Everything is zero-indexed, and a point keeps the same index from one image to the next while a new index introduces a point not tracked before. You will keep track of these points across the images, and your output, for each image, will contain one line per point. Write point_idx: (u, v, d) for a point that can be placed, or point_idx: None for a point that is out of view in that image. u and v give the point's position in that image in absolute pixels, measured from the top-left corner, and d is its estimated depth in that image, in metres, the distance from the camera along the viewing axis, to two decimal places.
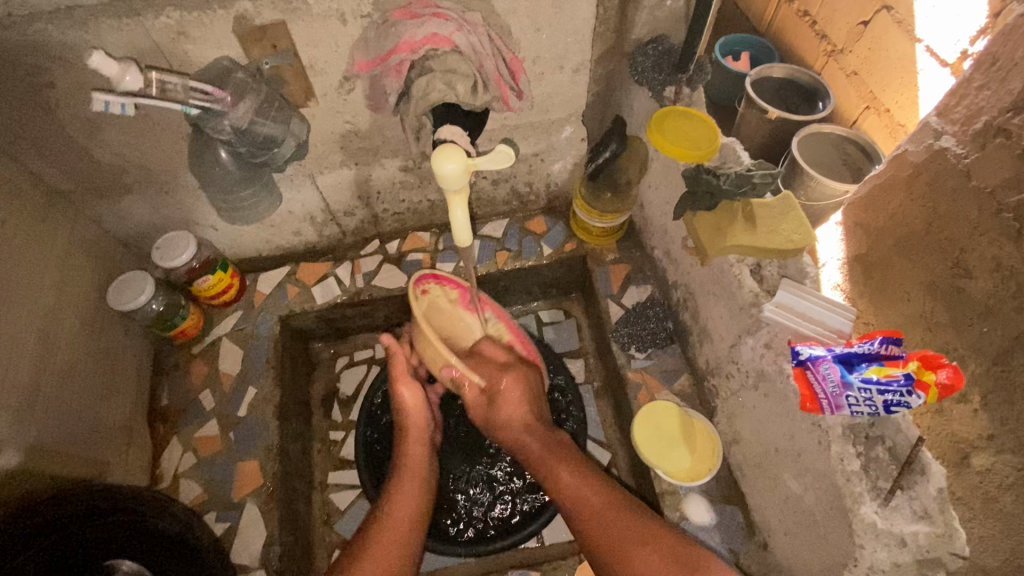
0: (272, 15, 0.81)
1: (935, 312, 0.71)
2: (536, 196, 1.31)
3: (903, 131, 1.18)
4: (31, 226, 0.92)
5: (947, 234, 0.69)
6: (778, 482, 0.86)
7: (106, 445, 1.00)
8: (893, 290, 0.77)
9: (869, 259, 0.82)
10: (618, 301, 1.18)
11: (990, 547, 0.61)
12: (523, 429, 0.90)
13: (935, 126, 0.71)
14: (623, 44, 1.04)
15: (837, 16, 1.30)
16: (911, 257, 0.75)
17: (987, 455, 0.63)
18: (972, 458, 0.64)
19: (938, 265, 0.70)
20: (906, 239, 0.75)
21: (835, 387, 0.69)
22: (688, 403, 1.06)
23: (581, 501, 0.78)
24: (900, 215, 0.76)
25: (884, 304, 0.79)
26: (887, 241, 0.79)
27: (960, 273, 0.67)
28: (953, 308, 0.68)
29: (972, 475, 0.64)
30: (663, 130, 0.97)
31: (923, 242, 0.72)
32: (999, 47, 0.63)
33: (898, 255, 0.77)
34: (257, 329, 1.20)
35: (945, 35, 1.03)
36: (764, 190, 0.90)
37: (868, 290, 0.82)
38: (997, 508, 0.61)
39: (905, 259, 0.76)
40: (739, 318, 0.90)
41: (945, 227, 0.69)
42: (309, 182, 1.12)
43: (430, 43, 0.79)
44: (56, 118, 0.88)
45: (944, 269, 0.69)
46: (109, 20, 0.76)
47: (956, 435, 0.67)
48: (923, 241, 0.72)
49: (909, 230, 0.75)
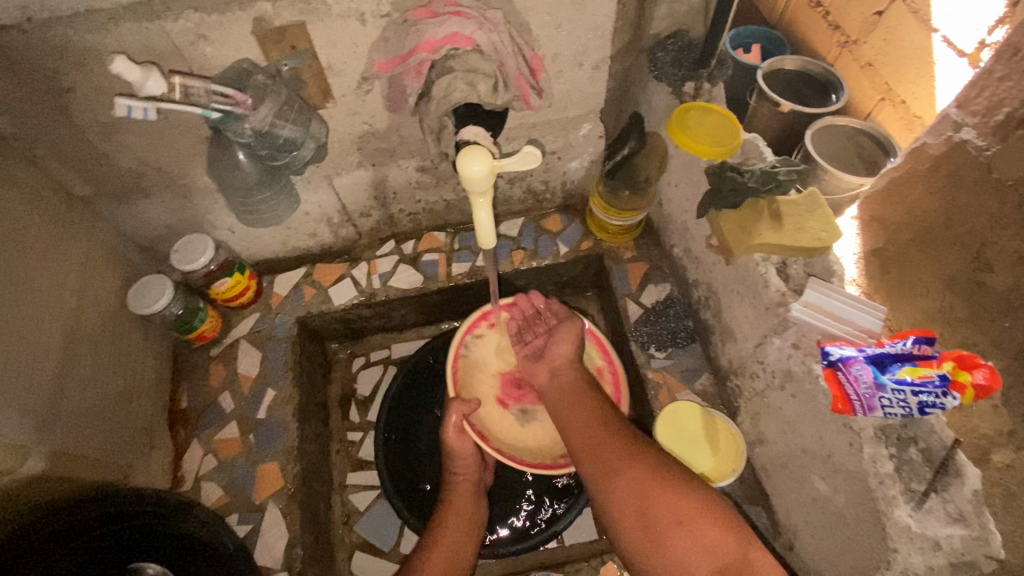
0: (290, 16, 0.80)
1: (956, 306, 0.70)
2: (552, 194, 1.30)
3: (920, 122, 1.16)
4: (51, 231, 0.92)
5: (966, 228, 0.68)
6: (805, 482, 0.85)
7: (129, 448, 1.01)
8: (911, 284, 0.76)
9: (886, 255, 0.80)
10: (637, 300, 1.17)
11: None
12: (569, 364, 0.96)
13: (955, 118, 0.69)
14: (642, 40, 1.03)
15: (851, 5, 1.28)
16: (930, 251, 0.73)
17: (1008, 451, 0.63)
18: (993, 454, 0.64)
19: (958, 260, 0.69)
20: (925, 234, 0.74)
21: (868, 389, 0.68)
22: (710, 403, 1.05)
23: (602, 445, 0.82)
24: (918, 209, 0.75)
25: (902, 299, 0.78)
26: (905, 235, 0.77)
27: (981, 268, 0.66)
28: (973, 303, 0.68)
29: (993, 472, 0.64)
30: (683, 126, 0.95)
31: (943, 236, 0.71)
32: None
33: (916, 249, 0.75)
34: (275, 331, 1.20)
35: (964, 25, 1.02)
36: (789, 186, 0.89)
37: (885, 286, 0.80)
38: (1018, 505, 0.61)
39: (925, 253, 0.74)
40: (765, 318, 0.89)
41: (965, 220, 0.68)
42: (326, 183, 1.12)
43: (451, 43, 0.78)
44: (74, 121, 0.87)
45: (965, 263, 0.68)
46: (128, 24, 0.76)
47: (976, 432, 0.66)
48: (942, 235, 0.71)
49: (927, 225, 0.74)
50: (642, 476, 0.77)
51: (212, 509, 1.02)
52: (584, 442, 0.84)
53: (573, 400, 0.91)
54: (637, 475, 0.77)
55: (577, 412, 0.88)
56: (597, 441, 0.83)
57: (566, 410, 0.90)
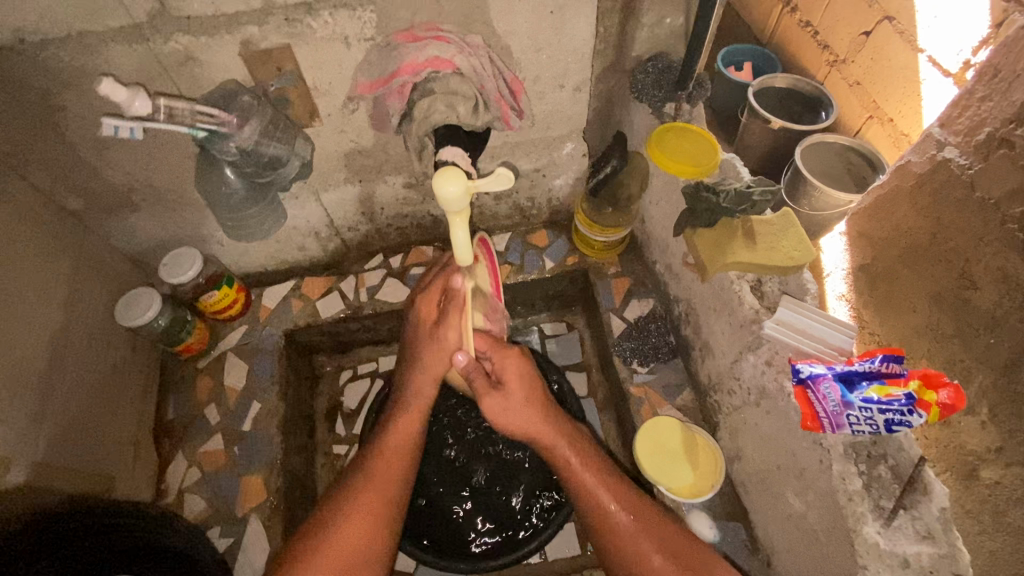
0: (277, 39, 0.83)
1: (942, 324, 0.72)
2: (538, 210, 1.32)
3: (907, 139, 1.27)
4: (39, 246, 0.93)
5: (951, 245, 0.71)
6: (781, 499, 0.85)
7: (113, 461, 1.01)
8: (899, 301, 0.79)
9: (874, 270, 0.85)
10: (620, 315, 1.18)
11: (997, 561, 0.64)
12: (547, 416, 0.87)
13: (938, 137, 0.73)
14: (623, 61, 1.05)
15: (839, 26, 1.39)
16: (917, 267, 0.76)
17: (996, 468, 0.65)
18: (981, 470, 0.67)
19: (943, 276, 0.72)
20: (912, 250, 0.77)
21: (835, 406, 0.69)
22: (691, 419, 1.06)
23: (603, 513, 0.81)
24: (904, 226, 0.78)
25: (891, 314, 0.81)
26: (892, 251, 0.81)
27: (965, 285, 0.69)
28: (958, 319, 0.70)
29: (983, 488, 0.67)
30: (663, 146, 0.98)
31: (928, 252, 0.74)
32: (1001, 58, 0.65)
33: (902, 265, 0.79)
34: (262, 343, 1.21)
35: (948, 45, 1.11)
36: (763, 207, 0.91)
37: (873, 301, 0.85)
38: (1007, 522, 0.63)
39: (911, 269, 0.77)
40: (740, 335, 0.90)
41: (949, 238, 0.71)
42: (314, 199, 1.14)
43: (432, 66, 0.80)
44: (65, 138, 0.90)
45: (949, 280, 0.71)
46: (118, 46, 0.78)
47: (964, 448, 0.69)
48: (929, 252, 0.74)
49: (914, 241, 0.77)
50: (639, 536, 0.79)
51: (193, 522, 1.02)
52: (592, 511, 0.82)
53: (530, 416, 0.86)
54: (622, 524, 0.80)
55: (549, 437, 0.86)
56: (598, 507, 0.82)
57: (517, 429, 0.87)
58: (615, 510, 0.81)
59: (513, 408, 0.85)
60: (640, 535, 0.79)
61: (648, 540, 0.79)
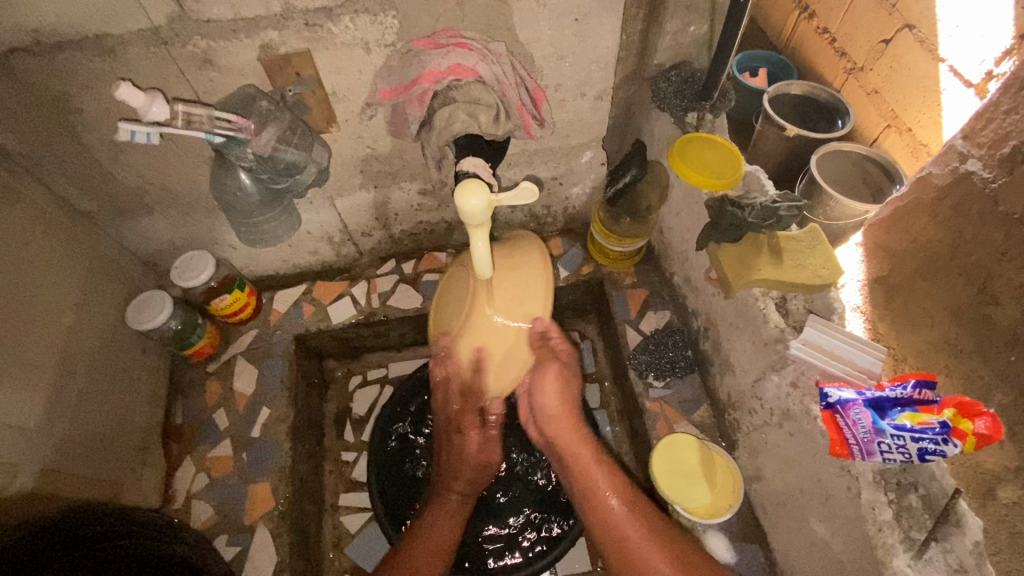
0: (297, 44, 0.81)
1: (960, 339, 0.70)
2: (553, 218, 1.30)
3: (926, 150, 1.24)
4: (53, 248, 0.92)
5: (973, 259, 0.68)
6: (804, 524, 0.83)
7: (121, 466, 1.00)
8: (916, 313, 0.77)
9: (889, 283, 0.82)
10: (636, 327, 1.16)
11: None
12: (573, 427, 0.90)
13: (961, 150, 0.71)
14: (645, 70, 1.03)
15: (858, 34, 1.36)
16: (935, 281, 0.74)
17: (1013, 487, 0.64)
18: (998, 490, 0.66)
19: (964, 291, 0.70)
20: (930, 263, 0.75)
21: (866, 433, 0.67)
22: (708, 436, 1.04)
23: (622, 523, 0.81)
24: (923, 238, 0.76)
25: (906, 328, 0.79)
26: (909, 264, 0.78)
27: (987, 300, 0.67)
28: (977, 335, 0.68)
29: (998, 508, 0.65)
30: (684, 156, 0.96)
31: (948, 266, 0.72)
32: None
33: (919, 279, 0.76)
34: (273, 348, 1.20)
35: (971, 56, 1.08)
36: (789, 222, 0.88)
37: (889, 313, 0.82)
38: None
39: (929, 283, 0.75)
40: (764, 354, 0.87)
41: (971, 252, 0.69)
42: (328, 204, 1.12)
43: (453, 74, 0.78)
44: (80, 140, 0.89)
45: (970, 294, 0.69)
46: (137, 49, 0.77)
47: (980, 466, 0.68)
48: (948, 266, 0.72)
49: (932, 254, 0.75)
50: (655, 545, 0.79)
51: (200, 530, 1.01)
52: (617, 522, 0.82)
53: (563, 417, 0.89)
54: (637, 534, 0.80)
55: (576, 436, 0.90)
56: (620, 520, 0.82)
57: (548, 425, 0.90)
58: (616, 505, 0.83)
59: (549, 401, 0.87)
60: (652, 547, 0.78)
61: (658, 551, 0.78)
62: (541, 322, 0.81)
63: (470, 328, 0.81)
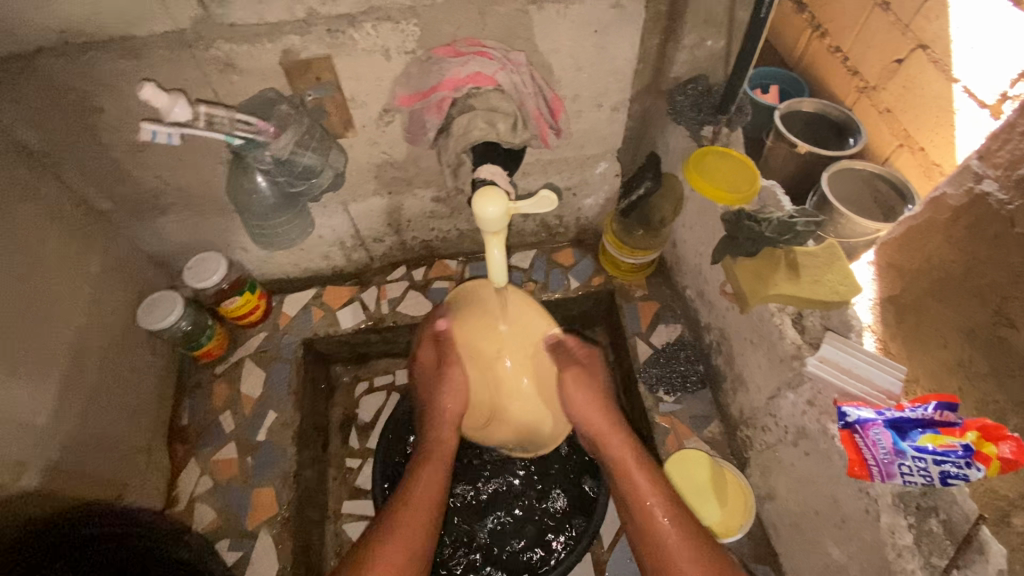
0: (318, 49, 0.82)
1: (974, 360, 0.70)
2: (565, 228, 1.29)
3: (939, 170, 1.24)
4: (69, 245, 0.93)
5: (987, 281, 0.67)
6: (819, 546, 0.81)
7: (127, 466, 0.99)
8: (928, 333, 0.76)
9: (902, 302, 0.80)
10: (646, 340, 1.15)
11: None
12: (613, 427, 0.88)
13: (977, 170, 0.69)
14: (661, 82, 1.03)
15: (871, 53, 1.36)
16: (948, 301, 0.73)
17: None
18: (1013, 517, 0.63)
19: (979, 312, 0.69)
20: (943, 283, 0.74)
21: (886, 455, 0.65)
22: (719, 453, 1.02)
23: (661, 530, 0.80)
24: (936, 257, 0.74)
25: (918, 347, 0.78)
26: (922, 284, 0.77)
27: (1002, 322, 0.66)
28: (993, 358, 0.67)
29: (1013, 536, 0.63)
30: (700, 169, 0.95)
31: (961, 286, 0.71)
32: None
33: (933, 299, 0.75)
34: (281, 352, 1.20)
35: (984, 77, 1.08)
36: (807, 237, 0.87)
37: (900, 332, 0.80)
38: None
39: (942, 303, 0.74)
40: (780, 370, 0.86)
41: (986, 272, 0.68)
42: (342, 209, 1.13)
43: (473, 82, 0.79)
44: (100, 140, 0.89)
45: (984, 316, 0.68)
46: (161, 51, 0.78)
47: (995, 492, 0.66)
48: (961, 286, 0.71)
49: (945, 274, 0.73)
50: (688, 554, 0.77)
51: (203, 533, 1.00)
52: (656, 520, 0.80)
53: (597, 416, 0.88)
54: (676, 543, 0.78)
55: (618, 443, 0.88)
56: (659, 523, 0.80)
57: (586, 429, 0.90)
58: (670, 526, 0.79)
59: (579, 408, 0.89)
60: (688, 557, 0.77)
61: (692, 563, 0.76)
62: (553, 335, 0.90)
63: (505, 378, 0.89)
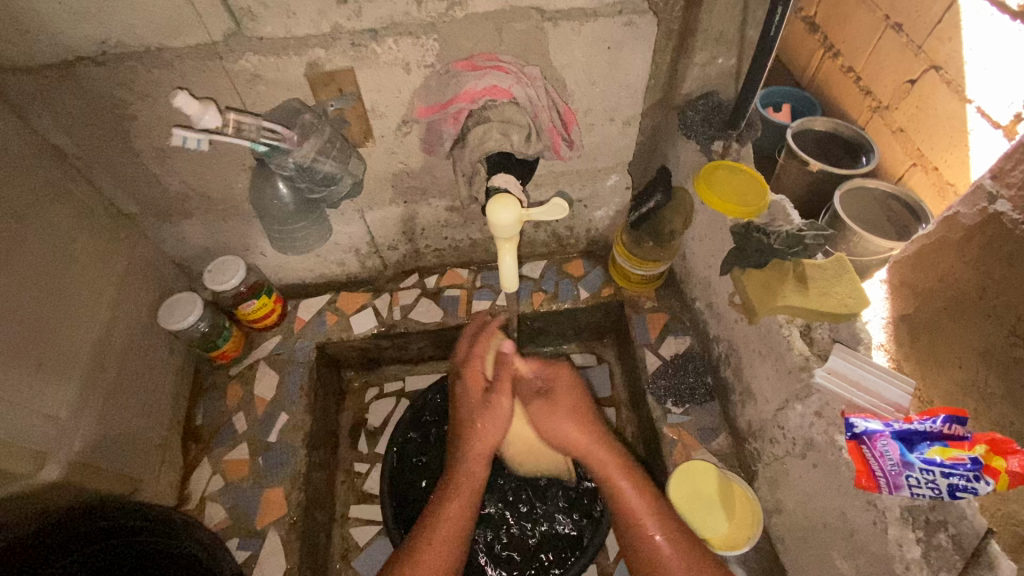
0: (341, 62, 0.85)
1: (990, 381, 0.70)
2: (576, 240, 1.31)
3: (953, 189, 1.24)
4: (96, 246, 0.97)
5: (1002, 300, 0.67)
6: (827, 561, 0.81)
7: (142, 462, 1.01)
8: (943, 353, 0.76)
9: (916, 321, 0.80)
10: (655, 351, 1.16)
11: None
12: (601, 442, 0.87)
13: (989, 189, 0.70)
14: (673, 98, 1.06)
15: (884, 73, 1.38)
16: (964, 321, 0.73)
17: None
18: None
19: (993, 331, 0.69)
20: (958, 303, 0.73)
21: (894, 466, 0.65)
22: (727, 465, 1.02)
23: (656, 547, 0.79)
24: (951, 277, 0.75)
25: (933, 367, 0.78)
26: (937, 303, 0.77)
27: (1017, 342, 0.66)
28: (1009, 378, 0.67)
29: None
30: (710, 182, 0.97)
31: (976, 306, 0.71)
32: None
33: (948, 318, 0.75)
34: (294, 355, 1.22)
35: (998, 98, 1.09)
36: (815, 250, 0.88)
37: (914, 352, 0.81)
38: None
39: (957, 322, 0.74)
40: (788, 382, 0.87)
41: (1001, 293, 0.67)
42: (358, 216, 1.16)
43: (489, 94, 0.81)
44: (131, 145, 0.93)
45: (1000, 337, 0.68)
46: (192, 62, 0.82)
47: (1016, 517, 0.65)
48: (976, 305, 0.71)
49: (959, 293, 0.73)
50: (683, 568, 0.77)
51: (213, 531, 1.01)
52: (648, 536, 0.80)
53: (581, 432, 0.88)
54: (668, 558, 0.78)
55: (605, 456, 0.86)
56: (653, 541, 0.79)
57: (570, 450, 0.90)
58: (661, 540, 0.79)
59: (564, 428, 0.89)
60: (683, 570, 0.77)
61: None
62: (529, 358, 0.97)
63: None
